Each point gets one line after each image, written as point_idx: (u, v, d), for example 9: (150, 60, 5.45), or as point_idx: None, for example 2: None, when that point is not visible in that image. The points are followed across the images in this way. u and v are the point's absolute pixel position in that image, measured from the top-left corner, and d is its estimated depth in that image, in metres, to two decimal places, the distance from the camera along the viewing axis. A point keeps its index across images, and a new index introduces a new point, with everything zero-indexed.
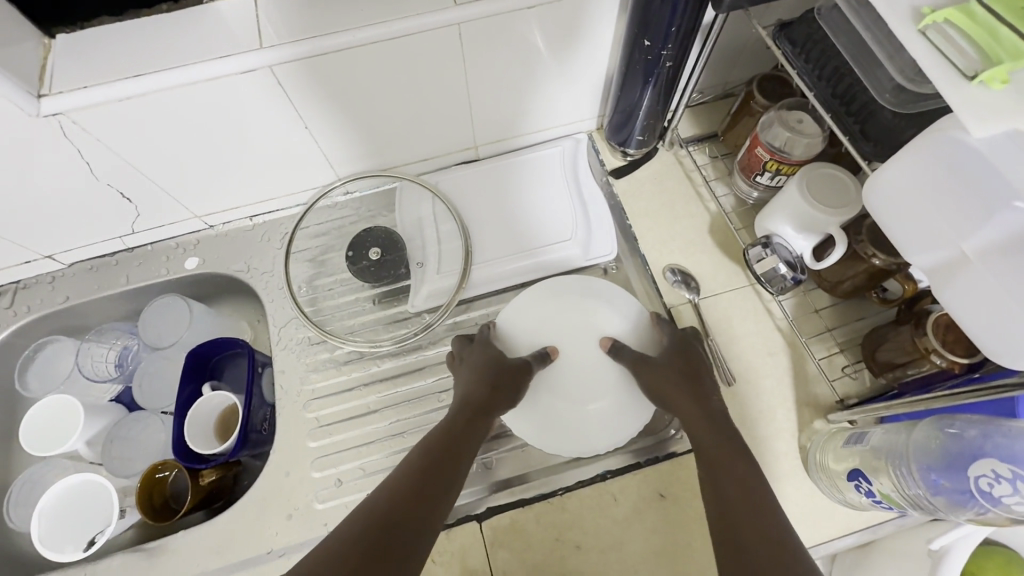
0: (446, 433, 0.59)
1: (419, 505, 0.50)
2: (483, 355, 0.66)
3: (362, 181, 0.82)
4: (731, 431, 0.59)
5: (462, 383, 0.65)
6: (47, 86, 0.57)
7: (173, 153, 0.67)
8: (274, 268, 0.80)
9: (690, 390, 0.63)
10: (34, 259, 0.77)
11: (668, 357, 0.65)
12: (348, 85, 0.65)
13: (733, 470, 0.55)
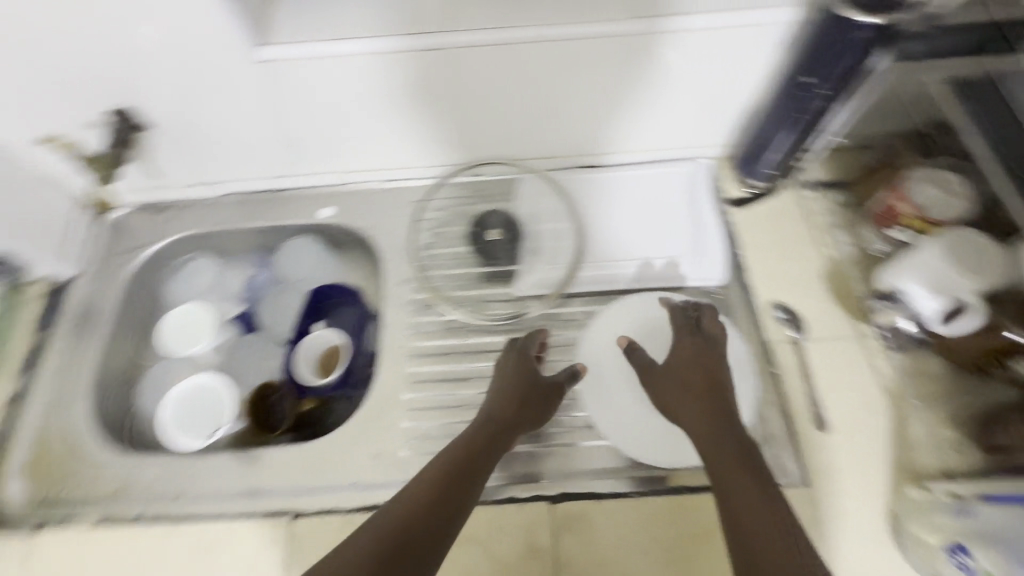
0: (467, 445, 0.59)
1: (436, 524, 0.51)
2: (519, 375, 0.66)
3: (488, 167, 0.86)
4: (747, 443, 0.57)
5: (490, 400, 0.65)
6: (268, 37, 0.66)
7: (342, 111, 0.75)
8: (397, 233, 0.87)
9: (696, 392, 0.61)
10: (199, 184, 0.87)
11: (675, 364, 0.64)
12: (513, 75, 0.71)
13: (745, 487, 0.53)
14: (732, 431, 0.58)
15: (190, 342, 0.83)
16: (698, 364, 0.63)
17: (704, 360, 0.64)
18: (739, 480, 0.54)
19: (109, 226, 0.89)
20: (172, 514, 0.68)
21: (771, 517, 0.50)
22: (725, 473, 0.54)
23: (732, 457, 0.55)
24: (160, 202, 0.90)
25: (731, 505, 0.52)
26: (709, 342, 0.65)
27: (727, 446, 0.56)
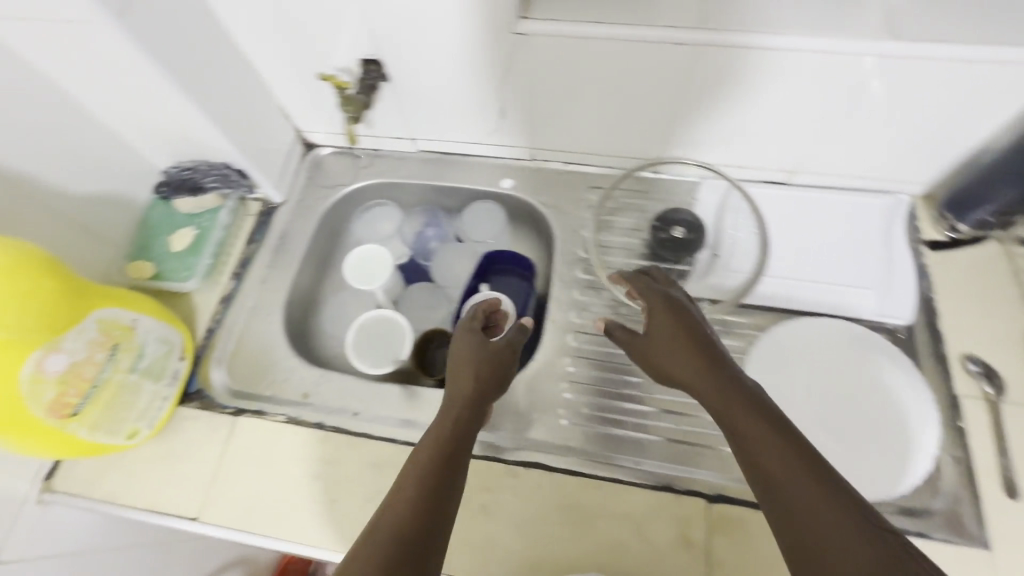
0: (447, 429, 0.57)
1: (433, 511, 0.50)
2: (462, 351, 0.66)
3: (674, 166, 0.88)
4: (744, 380, 0.53)
5: (451, 383, 0.63)
6: (530, 12, 0.71)
7: (565, 91, 0.78)
8: (574, 215, 0.90)
9: (682, 348, 0.57)
10: (401, 138, 0.94)
11: (661, 329, 0.60)
12: (741, 80, 0.71)
13: (770, 446, 0.47)
14: (730, 384, 0.53)
15: (371, 278, 0.89)
16: (653, 325, 0.60)
17: (658, 327, 0.60)
18: (770, 445, 0.47)
19: (313, 163, 0.98)
20: (353, 431, 0.73)
21: (816, 485, 0.44)
22: (750, 439, 0.49)
23: (747, 410, 0.50)
24: (359, 149, 0.98)
25: (771, 477, 0.46)
26: (663, 298, 0.62)
27: (734, 411, 0.51)
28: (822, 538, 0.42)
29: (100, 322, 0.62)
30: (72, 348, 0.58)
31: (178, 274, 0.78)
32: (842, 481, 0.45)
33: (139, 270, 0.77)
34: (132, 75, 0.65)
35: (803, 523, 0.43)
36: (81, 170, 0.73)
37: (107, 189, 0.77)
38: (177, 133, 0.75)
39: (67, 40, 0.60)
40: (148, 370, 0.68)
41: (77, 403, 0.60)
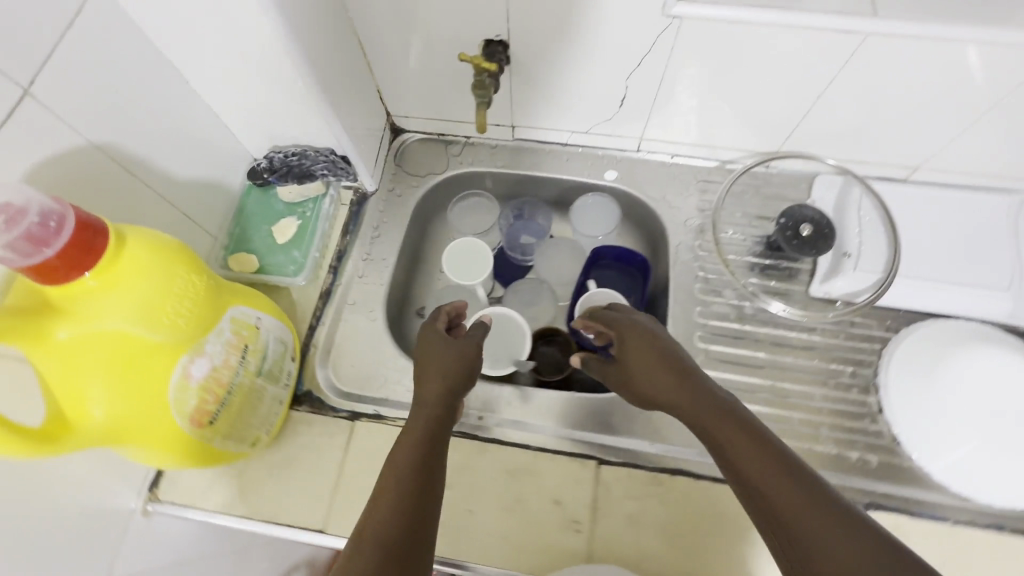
0: (422, 433, 0.54)
1: (419, 514, 0.48)
2: (442, 356, 0.61)
3: (792, 160, 0.85)
4: (723, 396, 0.52)
5: (424, 386, 0.59)
6: None
7: (698, 80, 0.73)
8: (685, 208, 0.86)
9: (655, 363, 0.57)
10: (502, 125, 0.89)
11: (632, 351, 0.59)
12: (897, 75, 0.67)
13: (739, 449, 0.47)
14: (698, 394, 0.52)
15: (477, 272, 0.85)
16: (625, 343, 0.60)
17: (631, 342, 0.59)
18: (744, 447, 0.47)
19: (400, 149, 0.92)
20: (480, 435, 0.70)
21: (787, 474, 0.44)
22: (726, 442, 0.48)
23: (719, 418, 0.50)
24: (449, 136, 0.93)
25: (745, 474, 0.45)
26: (630, 322, 0.62)
27: (705, 416, 0.51)
28: (797, 519, 0.41)
29: (233, 322, 0.57)
30: (213, 352, 0.53)
31: (285, 267, 0.73)
32: (808, 468, 0.44)
33: (244, 263, 0.72)
34: (264, 51, 0.59)
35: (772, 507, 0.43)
36: (186, 153, 0.66)
37: (206, 174, 0.71)
38: (287, 115, 0.69)
39: (204, 9, 0.54)
40: (268, 372, 0.63)
41: (214, 411, 0.55)
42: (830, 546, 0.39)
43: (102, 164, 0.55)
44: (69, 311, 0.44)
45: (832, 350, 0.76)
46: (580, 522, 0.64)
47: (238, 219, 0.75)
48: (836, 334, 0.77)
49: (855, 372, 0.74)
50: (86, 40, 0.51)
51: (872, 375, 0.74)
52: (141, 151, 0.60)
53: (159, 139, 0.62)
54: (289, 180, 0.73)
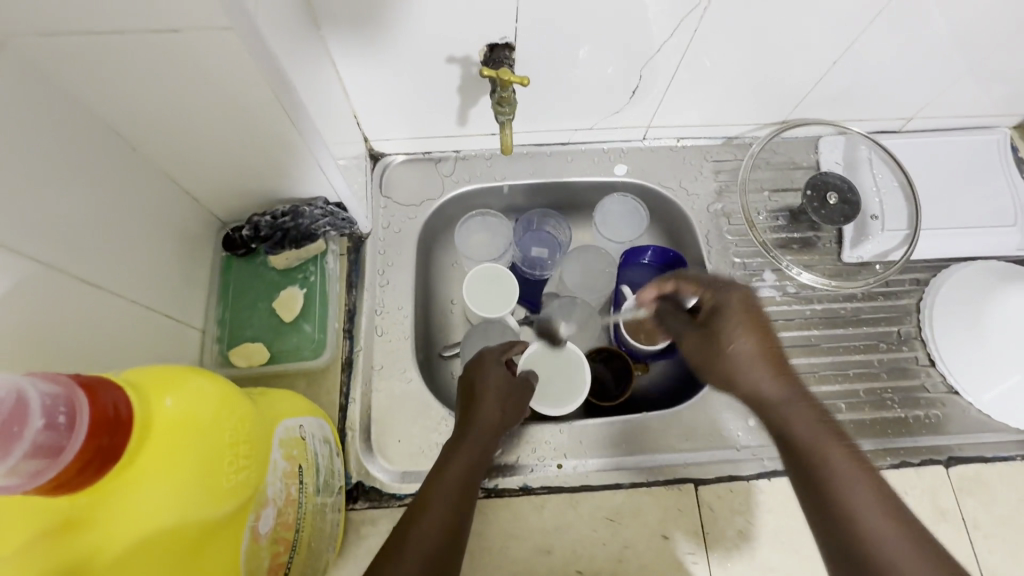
0: (470, 467, 0.53)
1: (450, 546, 0.47)
2: (498, 382, 0.60)
3: (801, 128, 0.83)
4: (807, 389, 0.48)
5: (478, 408, 0.58)
6: None
7: (715, 60, 0.68)
8: (704, 193, 0.82)
9: (756, 341, 0.49)
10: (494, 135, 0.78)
11: (734, 309, 0.51)
12: (912, 31, 0.66)
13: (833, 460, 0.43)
14: (798, 391, 0.47)
15: (504, 302, 0.75)
16: (725, 312, 0.52)
17: (739, 323, 0.50)
18: (842, 464, 0.43)
19: (383, 176, 0.80)
20: (567, 486, 0.64)
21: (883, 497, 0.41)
22: (826, 449, 0.43)
23: (815, 420, 0.45)
24: (436, 152, 0.81)
25: (835, 483, 0.42)
26: (741, 299, 0.52)
27: (800, 417, 0.45)
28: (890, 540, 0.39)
29: (283, 447, 0.45)
30: (275, 494, 0.43)
31: (302, 349, 0.63)
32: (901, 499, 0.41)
33: (252, 354, 0.61)
34: (243, 100, 0.47)
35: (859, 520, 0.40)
36: (152, 237, 0.53)
37: (177, 256, 0.57)
38: (269, 169, 0.57)
39: (160, 58, 0.41)
40: (324, 485, 0.53)
41: (287, 560, 0.45)
42: None
43: (61, 281, 0.41)
44: (98, 525, 0.32)
45: (876, 313, 0.76)
46: (696, 553, 0.61)
47: (226, 302, 0.63)
48: (874, 296, 0.77)
49: (900, 331, 0.76)
50: (5, 123, 0.37)
51: (917, 331, 0.76)
52: (103, 249, 0.46)
53: (119, 228, 0.48)
54: (286, 246, 0.63)
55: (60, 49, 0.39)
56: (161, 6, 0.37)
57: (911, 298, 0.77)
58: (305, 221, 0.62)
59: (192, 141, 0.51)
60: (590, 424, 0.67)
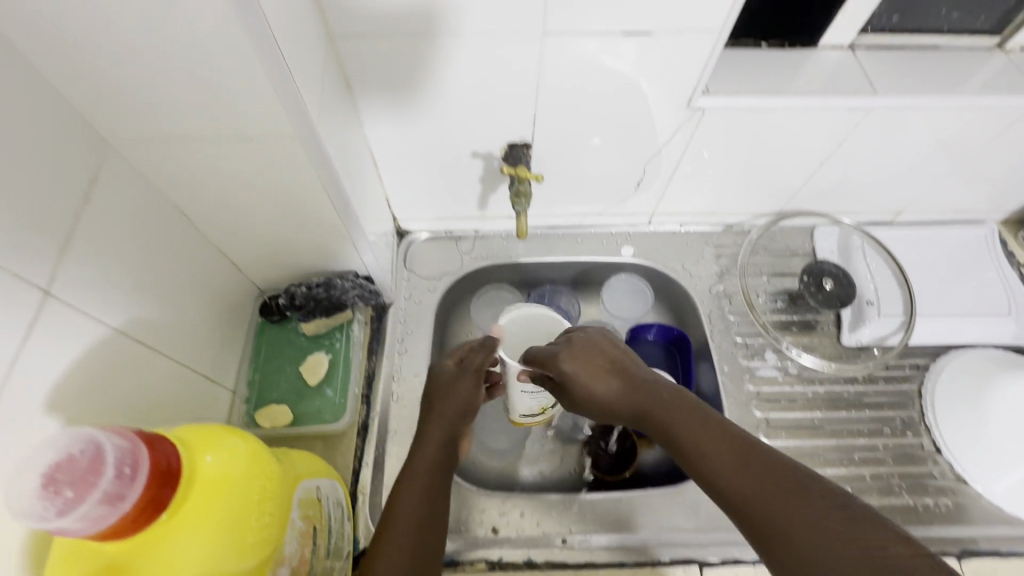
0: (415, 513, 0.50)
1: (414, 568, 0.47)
2: (440, 426, 0.58)
3: (794, 219, 0.89)
4: (642, 378, 0.54)
5: (417, 451, 0.55)
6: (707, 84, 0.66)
7: (712, 159, 0.76)
8: (707, 275, 0.88)
9: (601, 379, 0.54)
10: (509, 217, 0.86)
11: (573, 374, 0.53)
12: (892, 137, 0.73)
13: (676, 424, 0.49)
14: (629, 380, 0.54)
15: None
16: (568, 378, 0.52)
17: (577, 369, 0.53)
18: (685, 428, 0.49)
19: (407, 251, 0.87)
20: (570, 563, 0.64)
21: (723, 434, 0.47)
22: (661, 415, 0.50)
23: (653, 402, 0.51)
24: (456, 231, 0.88)
25: (690, 447, 0.48)
26: (580, 353, 0.54)
27: (634, 399, 0.53)
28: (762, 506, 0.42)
29: (301, 507, 0.48)
30: (291, 554, 0.44)
31: (323, 412, 0.66)
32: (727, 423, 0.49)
33: (277, 415, 0.64)
34: (295, 192, 0.54)
35: (711, 471, 0.46)
36: (200, 304, 0.59)
37: (219, 322, 0.62)
38: (308, 246, 0.63)
39: (233, 158, 0.49)
40: (334, 548, 0.54)
41: None
42: (799, 531, 0.40)
43: (127, 344, 0.47)
44: (135, 571, 0.35)
45: (879, 397, 0.78)
46: None
47: (256, 364, 0.67)
48: (876, 380, 0.79)
49: (904, 416, 0.76)
50: (100, 211, 0.44)
51: (920, 417, 0.76)
52: (163, 317, 0.52)
53: (178, 297, 0.54)
54: (317, 314, 0.68)
55: (153, 150, 0.47)
56: (241, 120, 0.45)
57: (913, 383, 0.79)
58: (337, 292, 0.68)
59: (246, 223, 0.58)
60: (596, 499, 0.68)
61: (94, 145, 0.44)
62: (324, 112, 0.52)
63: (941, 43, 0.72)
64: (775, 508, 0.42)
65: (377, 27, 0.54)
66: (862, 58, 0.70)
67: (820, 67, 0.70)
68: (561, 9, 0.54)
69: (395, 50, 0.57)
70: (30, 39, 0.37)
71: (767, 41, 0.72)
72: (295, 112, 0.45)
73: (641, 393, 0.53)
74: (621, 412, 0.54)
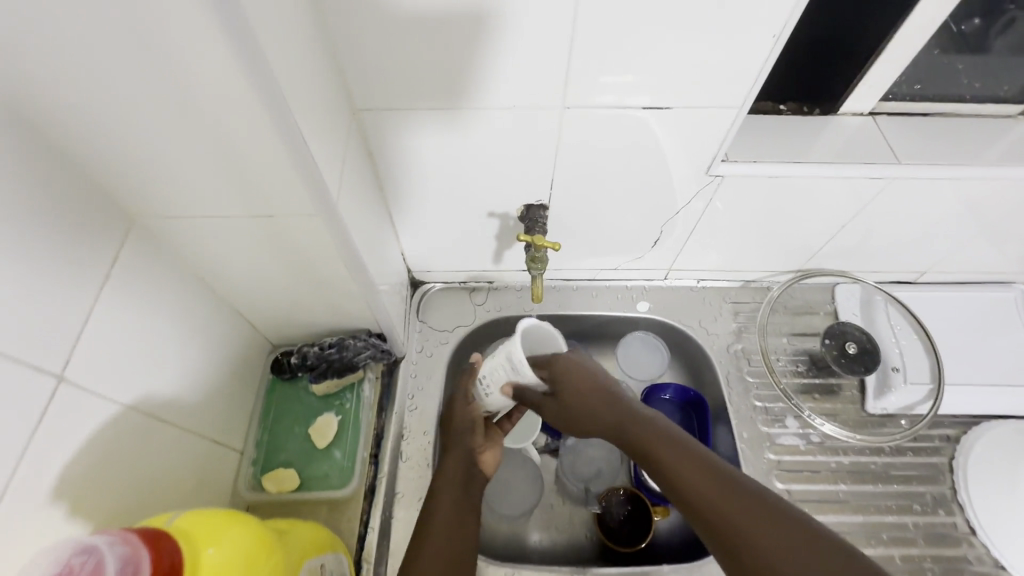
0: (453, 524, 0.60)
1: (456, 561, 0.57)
2: (460, 452, 0.65)
3: (815, 277, 0.86)
4: (623, 398, 0.59)
5: (445, 456, 0.65)
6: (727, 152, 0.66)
7: (731, 221, 0.75)
8: (725, 333, 0.86)
9: (588, 394, 0.58)
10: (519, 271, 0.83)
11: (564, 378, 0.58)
12: (915, 204, 0.71)
13: (653, 444, 0.54)
14: (612, 398, 0.58)
15: (523, 434, 0.78)
16: (560, 386, 0.58)
17: (568, 378, 0.58)
18: (661, 446, 0.53)
19: (421, 302, 0.85)
20: None
21: (694, 458, 0.52)
22: (641, 433, 0.55)
23: (632, 421, 0.56)
24: (471, 282, 0.86)
25: (665, 465, 0.52)
26: (570, 365, 0.59)
27: (617, 416, 0.57)
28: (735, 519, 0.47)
29: None
30: None
31: (330, 476, 0.65)
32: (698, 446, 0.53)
33: (283, 479, 0.63)
34: (312, 261, 0.54)
35: (684, 487, 0.50)
36: (213, 367, 0.58)
37: (231, 384, 0.62)
38: (322, 308, 0.63)
39: (252, 232, 0.49)
40: None
41: None
42: (758, 541, 0.45)
43: (139, 420, 0.46)
44: None
45: (908, 470, 0.74)
46: None
47: (265, 424, 0.67)
48: (904, 451, 0.76)
49: (934, 492, 0.73)
50: (123, 290, 0.44)
51: (952, 493, 0.73)
52: (174, 387, 0.51)
53: (191, 365, 0.54)
54: (328, 376, 0.68)
55: (177, 224, 0.47)
56: (263, 200, 0.45)
57: (944, 456, 0.75)
58: (348, 354, 0.67)
59: (263, 286, 0.58)
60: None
61: (119, 222, 0.45)
62: (346, 184, 0.52)
63: (965, 109, 0.71)
64: (739, 522, 0.46)
65: (400, 99, 0.55)
66: (883, 125, 0.70)
67: (839, 133, 0.69)
68: (581, 83, 0.54)
69: (416, 119, 0.58)
70: (65, 127, 0.38)
71: (785, 104, 0.72)
72: (319, 196, 0.45)
73: (622, 407, 0.57)
74: (605, 428, 0.58)
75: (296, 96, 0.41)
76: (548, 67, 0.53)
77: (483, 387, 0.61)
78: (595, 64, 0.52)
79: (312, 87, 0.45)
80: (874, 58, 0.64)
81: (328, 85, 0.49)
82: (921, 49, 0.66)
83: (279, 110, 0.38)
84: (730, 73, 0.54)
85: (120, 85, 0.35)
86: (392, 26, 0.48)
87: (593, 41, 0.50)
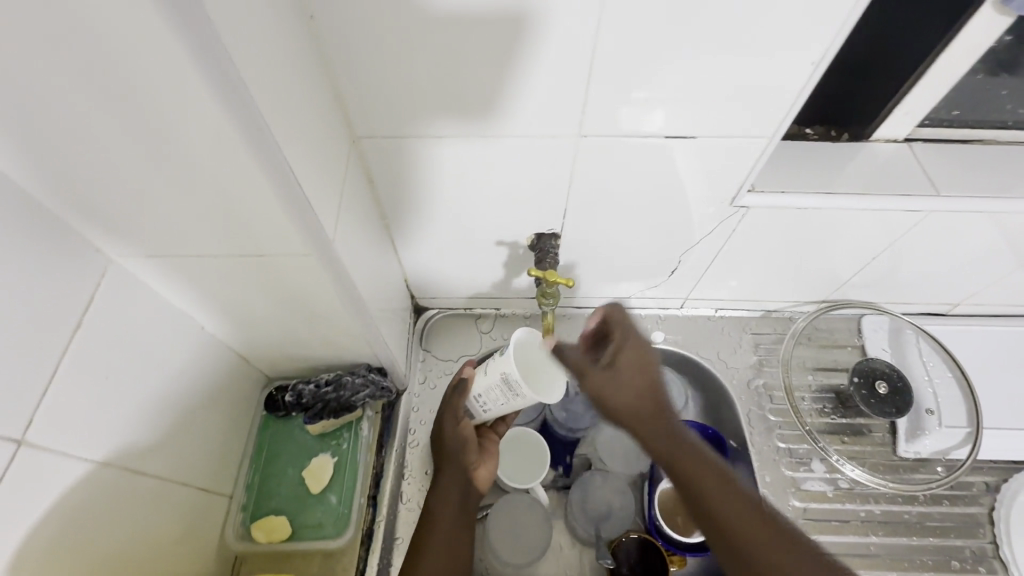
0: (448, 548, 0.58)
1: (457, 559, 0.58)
2: (456, 468, 0.63)
3: (843, 309, 0.80)
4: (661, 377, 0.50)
5: (447, 451, 0.63)
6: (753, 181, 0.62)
7: (754, 251, 0.70)
8: (744, 366, 0.81)
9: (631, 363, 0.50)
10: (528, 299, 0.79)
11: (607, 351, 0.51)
12: (953, 240, 0.67)
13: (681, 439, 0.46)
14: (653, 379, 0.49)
15: (533, 472, 0.73)
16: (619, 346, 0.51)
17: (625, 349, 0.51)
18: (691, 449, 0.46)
19: (424, 329, 0.80)
20: None
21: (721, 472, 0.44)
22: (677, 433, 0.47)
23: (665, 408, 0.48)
24: (477, 308, 0.81)
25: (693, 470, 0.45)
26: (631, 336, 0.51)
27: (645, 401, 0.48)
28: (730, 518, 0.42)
29: None
30: None
31: (323, 525, 0.62)
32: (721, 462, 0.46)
33: (273, 528, 0.60)
34: (306, 299, 0.51)
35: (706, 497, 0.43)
36: (200, 409, 0.55)
37: (220, 423, 0.59)
38: (318, 343, 0.60)
39: (241, 271, 0.46)
40: None
41: None
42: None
43: (113, 475, 0.44)
44: None
45: (945, 521, 0.71)
46: None
47: (257, 466, 0.63)
48: (940, 500, 0.72)
49: (975, 546, 0.70)
50: (98, 335, 0.42)
51: (994, 549, 0.69)
52: (155, 435, 0.48)
53: (176, 408, 0.51)
54: (324, 416, 0.64)
55: (159, 263, 0.45)
56: (252, 240, 0.42)
57: (982, 507, 0.72)
58: (346, 392, 0.64)
59: (255, 323, 0.54)
60: None
61: (95, 262, 0.42)
62: (344, 218, 0.49)
63: (1004, 136, 0.67)
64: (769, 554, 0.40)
65: (403, 125, 0.52)
66: (919, 152, 0.66)
67: (869, 161, 0.65)
68: (599, 110, 0.51)
69: (420, 146, 0.54)
70: (33, 166, 0.35)
71: (810, 128, 0.68)
72: (311, 233, 0.42)
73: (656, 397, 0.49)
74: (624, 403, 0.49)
75: (285, 128, 0.38)
76: (564, 93, 0.49)
77: (479, 404, 0.61)
78: (613, 89, 0.49)
79: (305, 117, 0.41)
80: (908, 86, 0.61)
81: (324, 112, 0.46)
82: (963, 75, 0.61)
83: (263, 145, 0.35)
84: (756, 100, 0.50)
85: (91, 124, 0.32)
86: (396, 49, 0.45)
87: (613, 65, 0.47)
